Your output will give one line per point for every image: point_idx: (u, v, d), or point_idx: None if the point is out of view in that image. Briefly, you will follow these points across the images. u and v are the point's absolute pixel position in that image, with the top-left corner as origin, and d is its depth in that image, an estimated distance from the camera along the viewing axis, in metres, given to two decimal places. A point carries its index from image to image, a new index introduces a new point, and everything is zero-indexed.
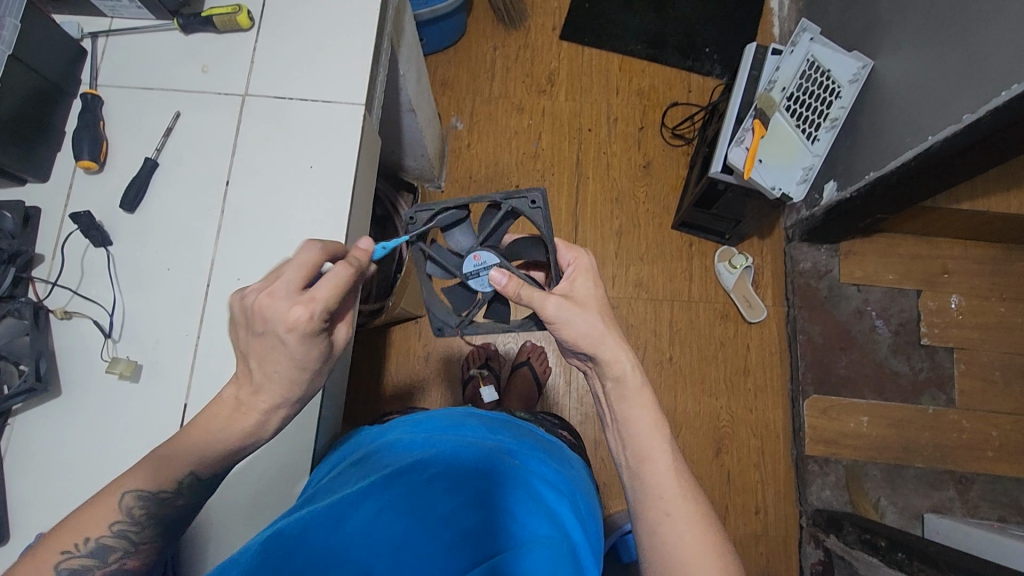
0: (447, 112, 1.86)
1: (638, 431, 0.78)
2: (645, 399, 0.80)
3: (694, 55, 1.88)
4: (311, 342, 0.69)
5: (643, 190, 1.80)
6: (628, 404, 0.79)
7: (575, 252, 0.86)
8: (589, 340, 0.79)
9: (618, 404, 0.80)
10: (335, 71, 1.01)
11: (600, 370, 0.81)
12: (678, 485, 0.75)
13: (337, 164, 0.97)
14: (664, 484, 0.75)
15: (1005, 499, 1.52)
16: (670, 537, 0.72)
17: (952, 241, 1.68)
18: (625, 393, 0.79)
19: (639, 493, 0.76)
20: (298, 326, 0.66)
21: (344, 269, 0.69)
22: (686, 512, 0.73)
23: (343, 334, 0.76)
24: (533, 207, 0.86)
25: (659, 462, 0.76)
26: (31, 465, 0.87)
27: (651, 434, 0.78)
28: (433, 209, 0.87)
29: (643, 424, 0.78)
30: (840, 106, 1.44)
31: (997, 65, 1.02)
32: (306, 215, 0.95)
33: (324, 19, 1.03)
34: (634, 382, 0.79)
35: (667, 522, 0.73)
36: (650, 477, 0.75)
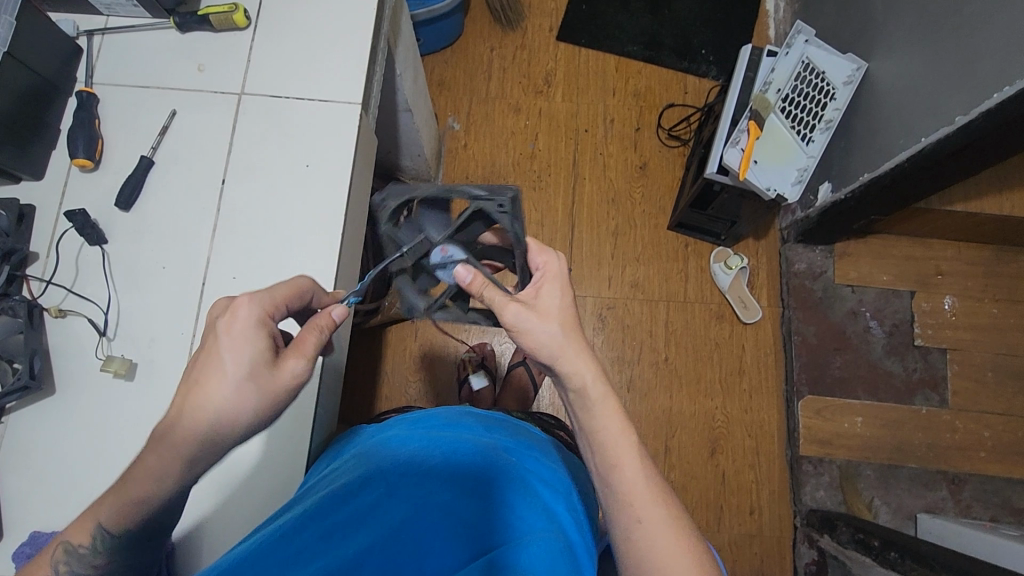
0: (444, 112, 1.86)
1: (608, 438, 0.78)
2: (611, 408, 0.79)
3: (690, 56, 1.89)
4: (251, 340, 0.69)
5: (638, 191, 1.81)
6: (594, 412, 0.79)
7: (546, 256, 0.83)
8: (548, 352, 0.78)
9: (584, 413, 0.79)
10: (331, 70, 1.01)
11: (561, 381, 0.80)
12: (650, 491, 0.75)
13: (334, 163, 0.97)
14: (635, 490, 0.75)
15: (997, 499, 1.53)
16: (645, 541, 0.72)
17: (945, 243, 1.69)
18: (591, 404, 0.78)
19: (610, 499, 0.76)
20: (236, 313, 0.69)
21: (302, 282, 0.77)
22: (659, 517, 0.73)
23: (291, 368, 0.70)
24: (502, 210, 0.77)
25: (630, 469, 0.76)
26: (24, 463, 0.87)
27: (620, 441, 0.78)
28: (403, 195, 0.82)
29: (610, 432, 0.78)
30: (836, 107, 1.44)
31: (990, 67, 1.03)
32: (302, 215, 0.95)
33: (321, 19, 1.03)
34: (597, 393, 0.79)
35: (640, 528, 0.73)
36: (619, 483, 0.75)
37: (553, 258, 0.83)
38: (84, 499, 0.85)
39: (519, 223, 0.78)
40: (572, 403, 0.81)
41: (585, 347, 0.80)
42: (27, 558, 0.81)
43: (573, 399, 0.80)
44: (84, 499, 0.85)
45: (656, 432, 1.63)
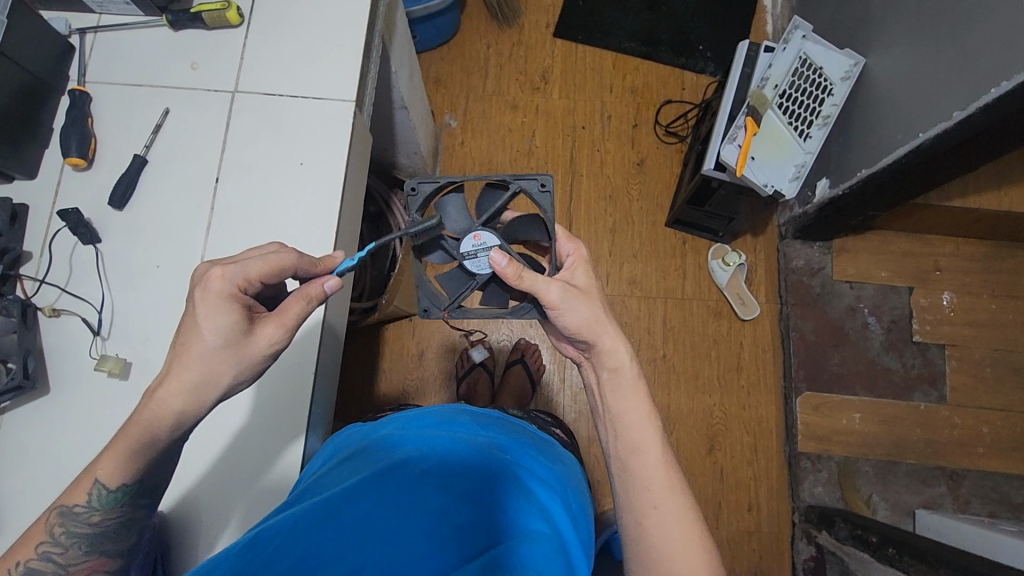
0: (441, 110, 1.86)
1: (630, 423, 0.79)
2: (639, 391, 0.81)
3: (687, 53, 1.88)
4: (225, 310, 0.70)
5: (636, 188, 1.80)
6: (620, 396, 0.81)
7: (574, 245, 0.88)
8: (587, 329, 0.80)
9: (611, 396, 0.81)
10: (325, 67, 1.01)
11: (596, 361, 0.83)
12: (665, 477, 0.75)
13: (327, 161, 0.97)
14: (652, 475, 0.75)
15: (995, 495, 1.54)
16: (657, 528, 0.72)
17: (943, 238, 1.69)
18: (619, 383, 0.81)
19: (627, 483, 0.76)
20: (209, 287, 0.70)
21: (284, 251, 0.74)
22: (672, 504, 0.73)
23: (267, 335, 0.72)
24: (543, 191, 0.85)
25: (648, 454, 0.76)
26: (19, 463, 0.87)
27: (642, 426, 0.78)
28: (437, 180, 0.84)
29: (638, 417, 0.79)
30: (833, 103, 1.45)
31: (988, 62, 1.02)
32: (296, 211, 0.95)
33: (316, 17, 1.03)
34: (626, 375, 0.81)
35: (654, 514, 0.73)
36: (640, 469, 0.76)
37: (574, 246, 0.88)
38: None
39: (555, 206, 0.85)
40: (606, 387, 0.82)
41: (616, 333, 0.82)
42: None
43: (602, 381, 0.82)
44: None
45: None
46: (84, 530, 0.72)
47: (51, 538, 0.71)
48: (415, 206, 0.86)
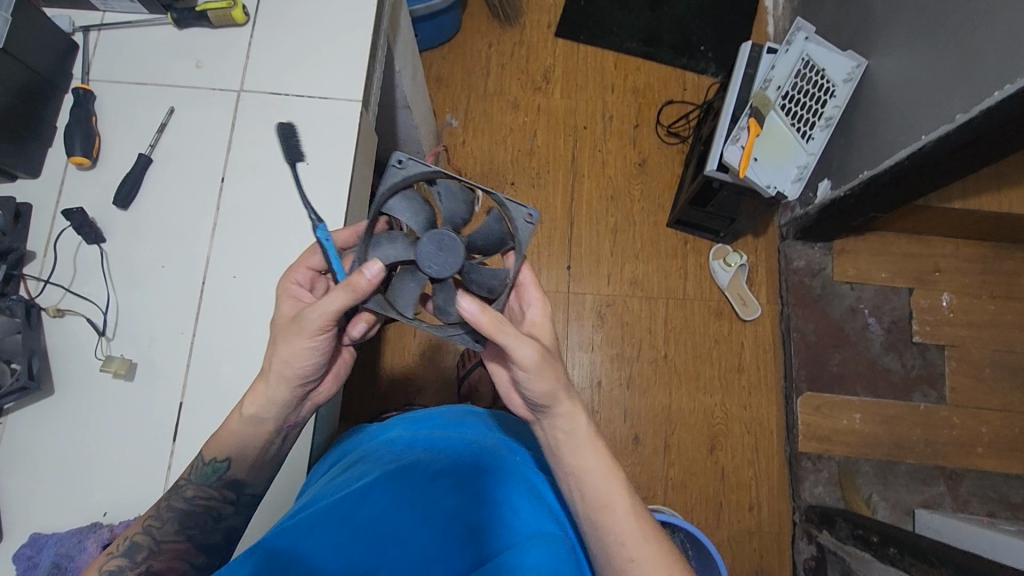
0: (442, 109, 1.86)
1: (595, 481, 0.76)
2: (597, 447, 0.78)
3: (689, 53, 1.89)
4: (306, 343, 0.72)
5: (638, 188, 1.80)
6: (579, 453, 0.77)
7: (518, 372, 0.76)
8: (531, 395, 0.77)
9: (569, 455, 0.77)
10: (329, 66, 1.00)
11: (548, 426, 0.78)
12: (639, 528, 0.74)
13: (333, 161, 0.96)
14: (628, 529, 0.73)
15: (994, 495, 1.54)
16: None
17: (943, 240, 1.70)
18: (526, 383, 0.73)
19: (604, 539, 0.74)
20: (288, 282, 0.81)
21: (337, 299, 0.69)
22: (652, 555, 0.72)
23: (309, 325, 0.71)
24: (406, 163, 0.79)
25: (620, 509, 0.75)
26: (23, 463, 0.86)
27: (607, 480, 0.76)
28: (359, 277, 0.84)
29: (599, 476, 0.76)
30: (835, 105, 1.44)
31: (991, 64, 1.02)
32: (303, 212, 0.95)
33: (320, 15, 1.03)
34: (578, 429, 0.76)
35: (633, 568, 0.72)
36: (612, 523, 0.74)
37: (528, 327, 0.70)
38: (84, 500, 0.85)
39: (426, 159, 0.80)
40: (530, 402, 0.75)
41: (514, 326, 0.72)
42: (29, 561, 0.80)
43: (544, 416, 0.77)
44: (86, 499, 0.85)
45: (655, 428, 1.64)
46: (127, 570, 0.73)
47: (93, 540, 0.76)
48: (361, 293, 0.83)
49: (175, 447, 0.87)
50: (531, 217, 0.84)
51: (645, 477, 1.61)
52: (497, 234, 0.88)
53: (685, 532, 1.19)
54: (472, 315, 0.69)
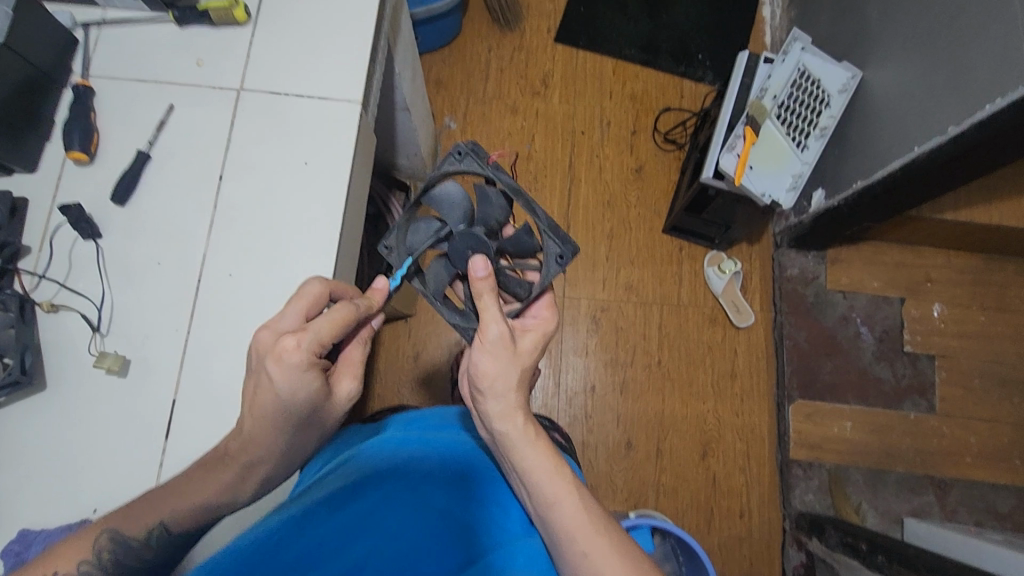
0: (441, 112, 1.86)
1: (540, 480, 0.76)
2: (540, 445, 0.78)
3: (687, 61, 1.90)
4: (303, 375, 0.74)
5: (634, 194, 1.81)
6: (521, 453, 0.77)
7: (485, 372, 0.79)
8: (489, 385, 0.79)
9: (513, 453, 0.78)
10: (329, 66, 1.01)
11: (489, 423, 0.80)
12: (590, 521, 0.74)
13: (332, 160, 0.97)
14: (576, 525, 0.73)
15: (981, 504, 1.56)
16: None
17: (935, 251, 1.72)
18: (474, 361, 0.79)
19: (554, 537, 0.74)
20: (287, 357, 0.73)
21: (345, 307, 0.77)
22: (602, 548, 0.72)
23: (345, 389, 0.81)
24: (466, 156, 0.88)
25: (566, 505, 0.74)
26: (14, 461, 0.85)
27: (552, 478, 0.76)
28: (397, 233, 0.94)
29: (542, 471, 0.76)
30: (830, 115, 1.45)
31: (983, 78, 1.04)
32: (300, 211, 0.95)
33: (321, 15, 1.03)
34: (513, 426, 0.78)
35: (587, 562, 0.71)
36: (559, 520, 0.74)
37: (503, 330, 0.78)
38: (74, 496, 0.84)
39: (483, 158, 0.87)
40: (471, 379, 0.81)
41: (500, 304, 0.81)
42: (17, 557, 0.81)
43: (480, 404, 0.81)
44: (76, 494, 0.84)
45: (647, 433, 1.65)
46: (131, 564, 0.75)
47: (95, 560, 0.73)
48: (394, 260, 0.94)
49: (168, 445, 0.86)
50: (563, 257, 0.87)
51: (636, 483, 1.62)
52: (530, 245, 0.93)
53: (676, 538, 1.20)
54: (475, 274, 0.79)
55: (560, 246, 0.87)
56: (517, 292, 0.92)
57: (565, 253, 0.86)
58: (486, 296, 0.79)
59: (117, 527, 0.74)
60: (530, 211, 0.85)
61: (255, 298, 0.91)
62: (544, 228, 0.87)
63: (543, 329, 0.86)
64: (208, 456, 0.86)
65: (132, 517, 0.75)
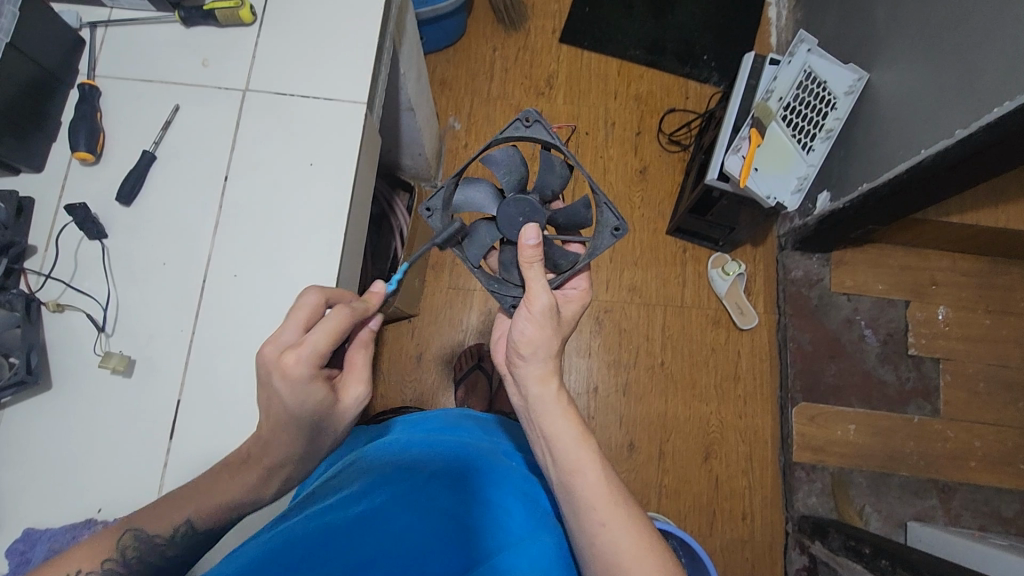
0: (445, 112, 1.86)
1: (566, 447, 0.79)
2: (566, 414, 0.82)
3: (692, 62, 1.90)
4: (305, 388, 0.72)
5: (638, 195, 1.81)
6: (550, 419, 0.81)
7: (532, 336, 0.83)
8: (531, 347, 0.83)
9: (540, 420, 0.82)
10: (335, 68, 1.00)
11: (522, 389, 0.85)
12: (609, 490, 0.76)
13: (337, 162, 0.97)
14: (594, 493, 0.75)
15: (986, 508, 1.56)
16: (609, 545, 0.72)
17: (940, 253, 1.71)
18: (521, 327, 0.83)
19: (574, 504, 0.76)
20: (289, 371, 0.71)
21: (339, 315, 0.74)
22: (618, 518, 0.74)
23: (352, 394, 0.77)
24: (533, 124, 0.89)
25: (588, 474, 0.77)
26: (21, 459, 0.86)
27: (576, 446, 0.79)
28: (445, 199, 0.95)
29: (567, 439, 0.79)
30: (836, 117, 1.43)
31: (989, 81, 1.04)
32: (306, 212, 0.95)
33: (327, 16, 1.03)
34: (546, 391, 0.83)
35: (605, 532, 0.73)
36: (580, 490, 0.76)
37: (545, 296, 0.83)
38: (80, 496, 0.85)
39: (550, 127, 0.88)
40: (513, 343, 0.85)
41: (544, 275, 0.85)
42: (21, 556, 0.80)
43: (518, 369, 0.85)
44: (82, 492, 0.85)
45: (650, 435, 1.65)
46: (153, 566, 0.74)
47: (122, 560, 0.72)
48: (439, 221, 0.94)
49: (172, 446, 0.87)
50: (618, 230, 0.90)
51: (639, 484, 1.61)
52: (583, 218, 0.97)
53: (678, 540, 1.20)
54: (526, 243, 0.85)
55: (616, 219, 0.90)
56: (562, 262, 0.95)
57: (620, 227, 0.89)
58: (534, 268, 0.84)
59: (143, 525, 0.74)
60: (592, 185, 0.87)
61: (258, 299, 0.92)
62: (601, 202, 0.90)
63: (583, 297, 0.93)
64: (213, 457, 0.86)
65: (157, 516, 0.74)
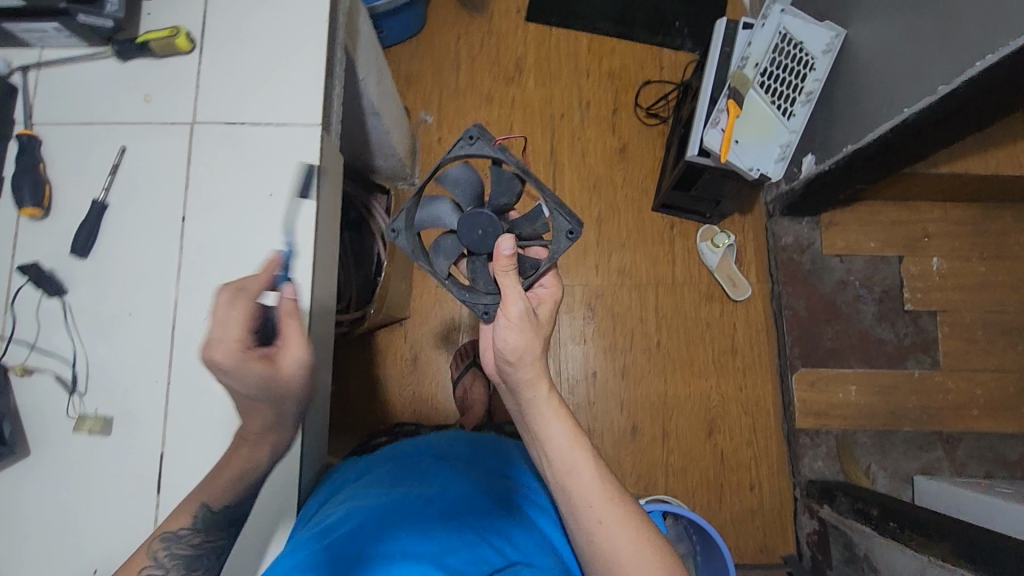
0: (415, 107, 1.82)
1: (560, 447, 0.80)
2: (561, 414, 0.82)
3: (663, 30, 1.84)
4: (245, 368, 0.72)
5: (619, 174, 1.78)
6: (544, 422, 0.82)
7: (514, 342, 0.82)
8: (515, 352, 0.81)
9: (535, 422, 0.82)
10: (287, 88, 0.96)
11: (513, 392, 0.84)
12: (605, 489, 0.79)
13: (298, 188, 0.93)
14: (591, 491, 0.78)
15: (991, 455, 1.57)
16: (608, 541, 0.76)
17: (931, 204, 1.68)
18: (502, 336, 0.82)
19: (570, 503, 0.79)
20: (220, 364, 0.72)
21: (226, 301, 0.72)
22: (616, 516, 0.77)
23: (290, 360, 0.75)
24: (476, 140, 0.87)
25: (584, 473, 0.79)
26: (9, 527, 0.85)
27: (572, 446, 0.81)
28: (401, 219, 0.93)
29: (562, 437, 0.81)
30: (815, 78, 1.40)
31: (969, 35, 1.00)
32: (271, 244, 0.91)
33: (273, 30, 0.98)
34: (538, 394, 0.82)
35: (602, 528, 0.77)
36: (580, 488, 0.78)
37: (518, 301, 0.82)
38: (74, 558, 0.84)
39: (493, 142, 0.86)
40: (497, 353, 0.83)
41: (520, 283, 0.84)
42: None
43: (509, 375, 0.83)
44: (75, 555, 0.84)
45: (652, 416, 1.65)
46: (189, 551, 0.80)
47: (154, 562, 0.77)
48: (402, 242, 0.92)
49: (160, 500, 0.86)
50: (573, 233, 0.87)
51: (645, 465, 1.62)
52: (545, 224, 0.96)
53: (688, 519, 1.20)
54: (503, 252, 0.83)
55: (570, 223, 0.87)
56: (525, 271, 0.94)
57: (575, 229, 0.87)
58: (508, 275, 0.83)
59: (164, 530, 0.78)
60: (539, 189, 0.86)
61: None
62: (553, 206, 0.88)
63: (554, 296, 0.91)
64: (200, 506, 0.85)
65: None
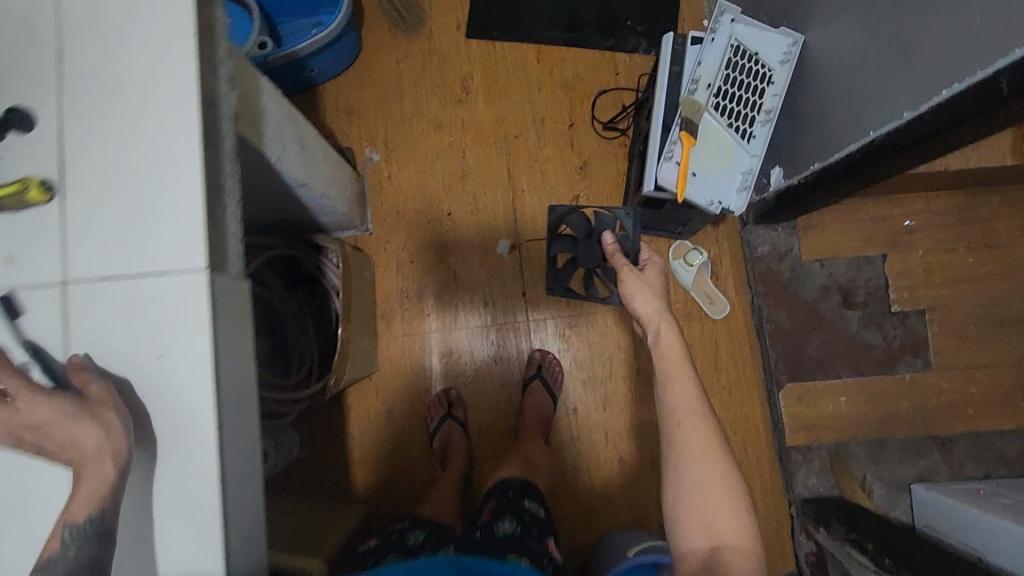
0: (359, 144, 1.70)
1: (674, 394, 0.97)
2: (683, 369, 0.99)
3: (615, 31, 1.70)
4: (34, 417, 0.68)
5: (582, 194, 1.67)
6: (674, 378, 0.98)
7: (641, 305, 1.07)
8: (654, 312, 1.06)
9: (665, 362, 1.00)
10: (159, 214, 0.74)
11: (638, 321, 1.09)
12: (705, 445, 0.93)
13: (191, 348, 0.72)
14: (698, 459, 0.92)
15: (989, 454, 1.52)
16: (705, 504, 0.89)
17: (913, 195, 1.58)
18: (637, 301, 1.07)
19: (672, 447, 0.95)
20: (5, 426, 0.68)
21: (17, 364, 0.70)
22: (715, 475, 0.91)
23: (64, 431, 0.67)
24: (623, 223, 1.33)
25: (697, 437, 0.93)
26: None
27: (690, 411, 0.96)
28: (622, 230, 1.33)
29: (681, 384, 0.98)
30: (774, 93, 1.30)
31: (933, 58, 0.89)
32: (166, 418, 0.73)
33: (130, 137, 0.76)
34: (656, 318, 1.05)
35: (700, 481, 0.91)
36: (687, 467, 0.92)
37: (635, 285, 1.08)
38: None
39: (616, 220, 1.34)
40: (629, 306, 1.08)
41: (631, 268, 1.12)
42: None
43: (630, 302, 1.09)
44: None
45: (639, 446, 1.60)
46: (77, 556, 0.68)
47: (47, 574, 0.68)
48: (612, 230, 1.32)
49: None
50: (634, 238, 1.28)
51: (635, 498, 1.58)
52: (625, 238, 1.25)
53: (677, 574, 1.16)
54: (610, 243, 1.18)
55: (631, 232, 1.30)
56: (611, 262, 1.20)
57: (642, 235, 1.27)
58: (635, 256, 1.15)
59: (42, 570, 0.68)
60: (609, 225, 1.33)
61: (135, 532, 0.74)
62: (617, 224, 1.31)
63: (656, 263, 1.14)
64: None
65: None
